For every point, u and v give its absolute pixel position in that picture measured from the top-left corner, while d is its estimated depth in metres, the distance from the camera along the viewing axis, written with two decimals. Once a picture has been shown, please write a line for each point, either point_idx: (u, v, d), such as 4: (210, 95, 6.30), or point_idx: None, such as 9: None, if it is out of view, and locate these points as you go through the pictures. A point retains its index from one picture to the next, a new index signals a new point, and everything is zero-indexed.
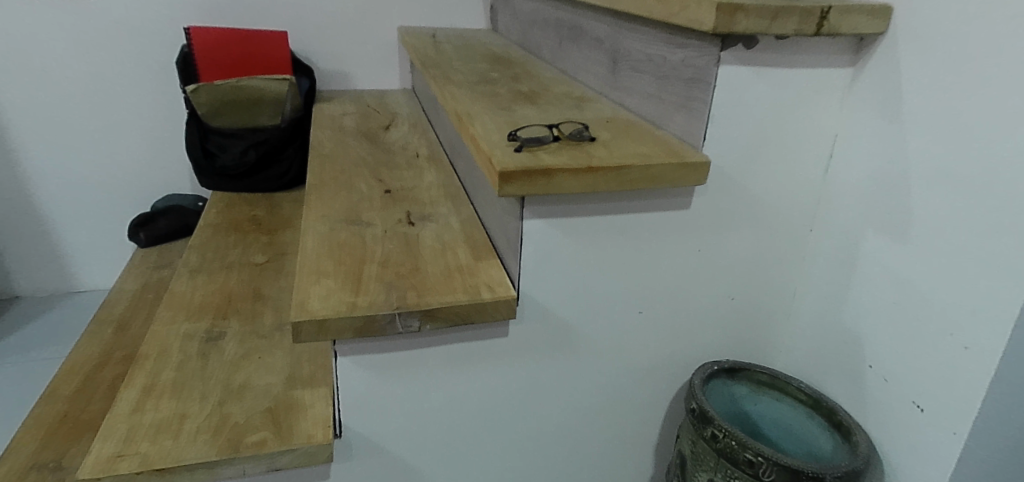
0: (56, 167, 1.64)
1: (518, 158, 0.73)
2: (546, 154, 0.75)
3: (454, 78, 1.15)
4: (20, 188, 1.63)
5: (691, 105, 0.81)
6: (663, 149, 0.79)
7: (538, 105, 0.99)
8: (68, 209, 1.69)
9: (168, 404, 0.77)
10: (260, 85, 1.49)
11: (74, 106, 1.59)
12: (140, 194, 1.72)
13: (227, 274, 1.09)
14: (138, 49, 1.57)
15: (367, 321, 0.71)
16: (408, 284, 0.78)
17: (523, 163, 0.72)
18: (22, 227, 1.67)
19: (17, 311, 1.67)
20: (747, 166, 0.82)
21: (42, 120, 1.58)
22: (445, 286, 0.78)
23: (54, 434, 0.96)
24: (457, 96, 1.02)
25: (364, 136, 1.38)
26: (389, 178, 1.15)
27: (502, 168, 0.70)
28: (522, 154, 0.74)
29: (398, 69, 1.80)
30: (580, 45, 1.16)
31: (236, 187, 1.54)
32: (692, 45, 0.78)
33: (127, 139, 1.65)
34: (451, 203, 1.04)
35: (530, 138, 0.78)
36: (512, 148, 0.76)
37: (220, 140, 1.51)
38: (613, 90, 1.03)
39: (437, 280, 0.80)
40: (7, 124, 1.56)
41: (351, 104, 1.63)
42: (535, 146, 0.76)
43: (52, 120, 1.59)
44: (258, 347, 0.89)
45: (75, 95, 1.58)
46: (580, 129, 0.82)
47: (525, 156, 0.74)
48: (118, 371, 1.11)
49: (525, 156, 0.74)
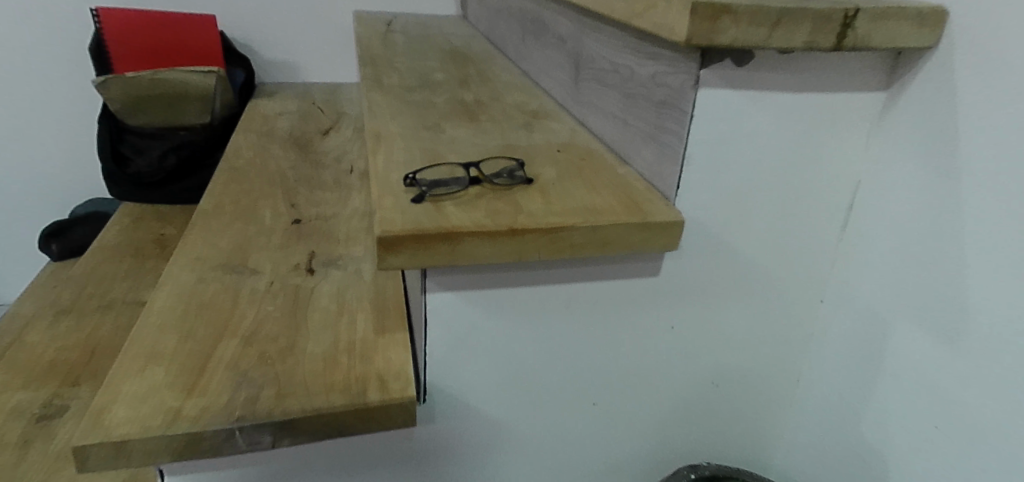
0: None
1: (413, 211, 0.53)
2: (454, 208, 0.54)
3: (387, 81, 0.94)
4: None
5: (661, 138, 0.60)
6: (621, 199, 0.58)
7: (477, 122, 0.78)
8: None
9: None
10: (182, 78, 1.25)
11: None
12: (58, 197, 1.52)
13: (102, 319, 0.90)
14: (47, 34, 1.37)
15: (190, 440, 0.51)
16: (269, 374, 0.58)
17: (416, 221, 0.51)
18: None
19: None
20: (738, 222, 0.61)
21: None
22: (319, 378, 0.58)
23: None
24: (377, 108, 0.81)
25: (294, 143, 1.17)
26: (306, 201, 0.95)
27: (380, 231, 0.49)
28: (421, 206, 0.53)
29: (353, 59, 1.58)
30: (544, 43, 0.94)
31: (153, 196, 1.35)
32: (664, 56, 0.57)
33: (43, 137, 1.47)
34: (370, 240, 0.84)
35: (439, 180, 0.57)
36: (409, 195, 0.55)
37: (137, 141, 1.31)
38: (576, 105, 0.82)
39: (313, 367, 0.59)
40: None
41: (294, 100, 1.42)
42: (441, 194, 0.55)
43: None
44: None
45: None
46: (513, 168, 0.61)
47: (425, 208, 0.53)
48: None
49: (424, 210, 0.53)
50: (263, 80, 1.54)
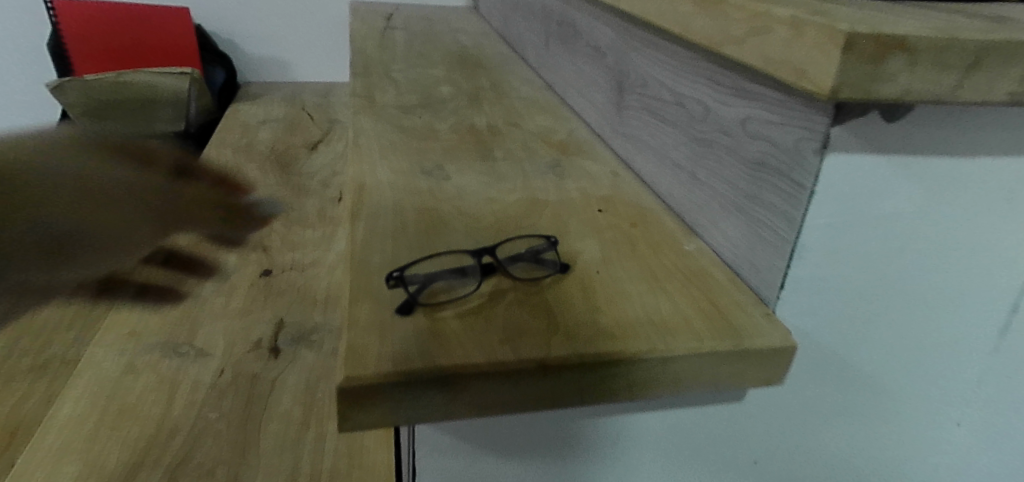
0: None
1: (397, 332, 0.35)
2: (457, 326, 0.36)
3: (381, 98, 0.77)
4: None
5: (753, 211, 0.43)
6: (697, 306, 0.40)
7: (491, 162, 0.61)
8: None
9: None
10: (151, 81, 1.10)
11: None
12: None
13: (33, 385, 0.74)
14: None
15: None
16: None
17: (398, 352, 0.34)
18: None
19: None
20: (861, 335, 0.43)
21: None
22: None
23: None
24: (364, 139, 0.64)
25: (275, 162, 1.00)
26: (282, 243, 0.78)
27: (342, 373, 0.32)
28: (409, 325, 0.36)
29: (347, 56, 1.40)
30: (574, 53, 0.76)
31: None
32: (765, 97, 0.40)
33: None
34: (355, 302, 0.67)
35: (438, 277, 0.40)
36: (393, 300, 0.38)
37: None
38: (619, 137, 0.64)
39: None
40: None
41: (280, 104, 1.24)
42: (439, 298, 0.38)
43: None
44: None
45: None
46: (542, 250, 0.43)
47: (413, 326, 0.36)
48: None
49: (411, 331, 0.36)
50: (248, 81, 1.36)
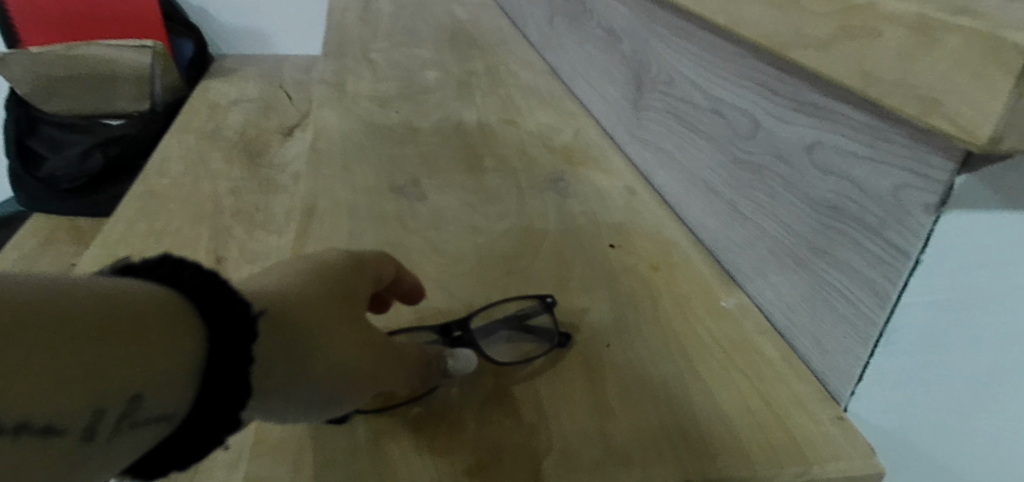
0: None
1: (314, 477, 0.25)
2: (411, 459, 0.27)
3: (354, 86, 0.65)
4: None
5: (817, 271, 0.32)
6: (743, 406, 0.30)
7: (480, 175, 0.50)
8: None
9: None
10: (107, 53, 0.98)
11: None
12: None
13: None
14: None
15: None
16: None
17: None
18: None
19: None
20: (960, 439, 0.32)
21: None
22: None
23: None
24: (326, 142, 0.53)
25: (245, 149, 0.87)
26: (229, 244, 0.64)
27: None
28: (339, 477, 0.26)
29: (322, 24, 1.29)
30: (582, 34, 0.64)
31: (58, 207, 0.95)
32: (845, 120, 0.29)
33: None
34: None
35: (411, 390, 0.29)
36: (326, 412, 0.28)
37: (57, 135, 1.01)
38: (636, 143, 0.53)
39: None
40: None
41: (256, 81, 1.10)
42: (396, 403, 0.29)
43: None
44: None
45: None
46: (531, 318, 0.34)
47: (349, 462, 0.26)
48: None
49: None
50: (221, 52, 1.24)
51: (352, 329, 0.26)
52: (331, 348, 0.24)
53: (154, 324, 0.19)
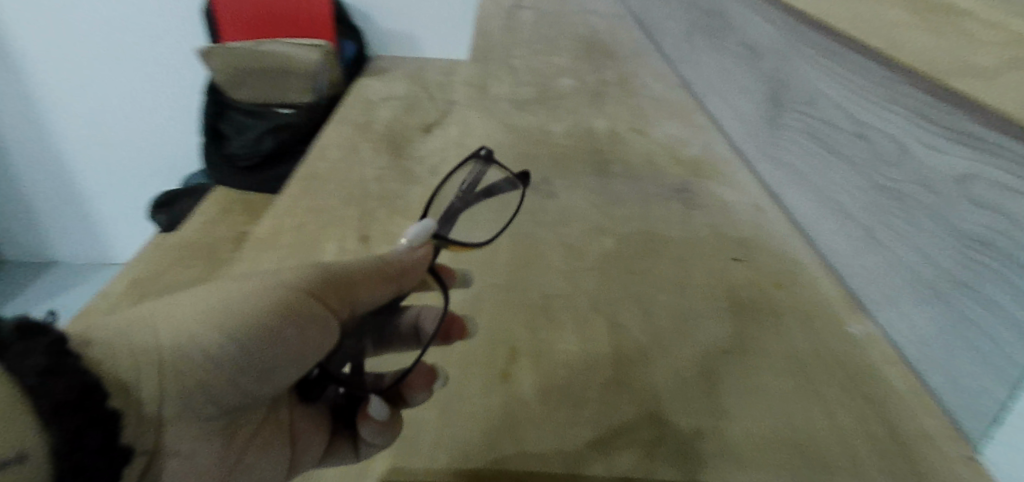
0: (57, 136, 1.27)
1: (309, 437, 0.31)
2: (537, 418, 0.30)
3: (496, 89, 0.71)
4: (13, 156, 1.28)
5: (956, 304, 0.31)
6: (865, 431, 0.30)
7: (607, 179, 0.53)
8: (70, 178, 1.32)
9: None
10: (288, 53, 1.09)
11: (73, 64, 1.18)
12: (155, 168, 1.32)
13: None
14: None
15: None
16: None
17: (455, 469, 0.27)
18: (22, 193, 1.33)
19: (15, 281, 1.37)
20: None
21: (28, 83, 1.20)
22: None
23: None
24: (470, 141, 0.58)
25: (389, 141, 0.96)
26: (376, 228, 0.73)
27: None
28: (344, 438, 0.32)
29: (466, 32, 1.38)
30: (720, 49, 0.65)
31: (243, 184, 1.13)
32: (1007, 155, 0.28)
33: (139, 108, 1.24)
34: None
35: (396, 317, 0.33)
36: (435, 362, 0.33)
37: (239, 119, 1.14)
38: (768, 161, 0.53)
39: None
40: None
41: (402, 80, 1.21)
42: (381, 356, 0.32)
43: (48, 84, 1.21)
44: None
45: (74, 51, 1.17)
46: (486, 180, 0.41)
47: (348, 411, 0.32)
48: None
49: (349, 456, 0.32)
50: (382, 53, 1.37)
51: (195, 298, 0.28)
52: (189, 312, 0.27)
53: None
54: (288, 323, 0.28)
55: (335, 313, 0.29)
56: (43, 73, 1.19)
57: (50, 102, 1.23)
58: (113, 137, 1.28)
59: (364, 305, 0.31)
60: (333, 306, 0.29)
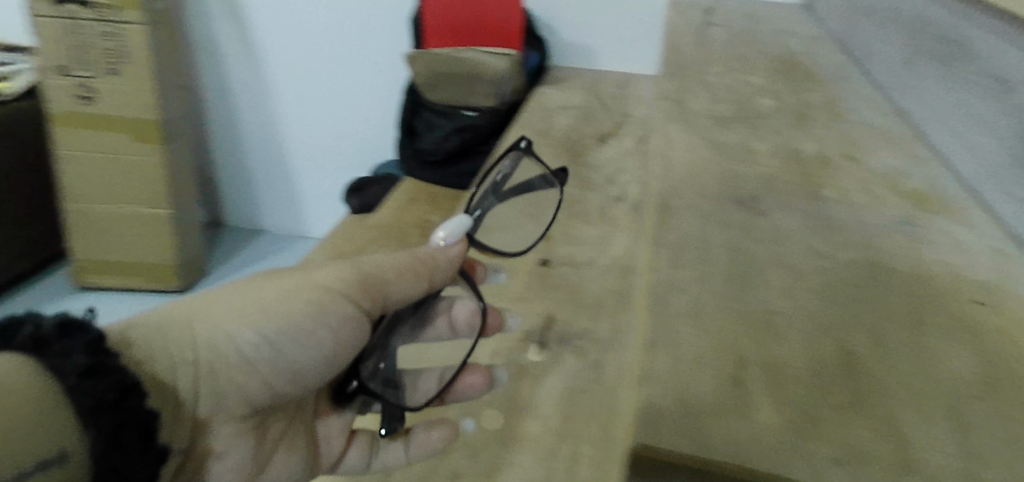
0: (278, 125, 1.47)
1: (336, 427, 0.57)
2: (776, 426, 0.30)
3: (694, 103, 0.71)
4: (243, 138, 1.50)
5: None
6: None
7: (821, 204, 0.51)
8: (284, 159, 1.51)
9: None
10: (481, 60, 1.17)
11: (302, 64, 1.38)
12: (351, 157, 1.47)
13: None
14: (375, 8, 1.27)
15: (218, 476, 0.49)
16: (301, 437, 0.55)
17: (687, 424, 0.30)
18: (246, 169, 1.54)
19: (231, 243, 1.59)
20: None
21: (265, 79, 1.41)
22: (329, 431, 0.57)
23: None
24: (674, 152, 0.59)
25: (567, 148, 1.01)
26: (559, 232, 0.77)
27: (277, 474, 0.54)
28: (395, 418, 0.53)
29: (654, 47, 1.34)
30: (955, 77, 0.60)
31: (428, 177, 1.25)
32: None
33: (347, 105, 1.41)
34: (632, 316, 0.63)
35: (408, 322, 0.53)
36: (657, 341, 0.35)
37: (430, 118, 1.25)
38: (1014, 202, 0.48)
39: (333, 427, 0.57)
40: (236, 80, 1.42)
41: (579, 91, 1.25)
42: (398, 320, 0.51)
43: (280, 81, 1.41)
44: None
45: (305, 54, 1.36)
46: (516, 171, 0.59)
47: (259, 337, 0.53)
48: None
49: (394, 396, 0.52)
50: (568, 64, 1.39)
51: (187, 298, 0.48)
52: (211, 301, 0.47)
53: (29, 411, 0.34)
54: (281, 299, 0.48)
55: (366, 311, 0.50)
56: (278, 56, 1.38)
57: (278, 96, 1.43)
58: (321, 128, 1.46)
59: (380, 305, 0.50)
60: (359, 300, 0.49)
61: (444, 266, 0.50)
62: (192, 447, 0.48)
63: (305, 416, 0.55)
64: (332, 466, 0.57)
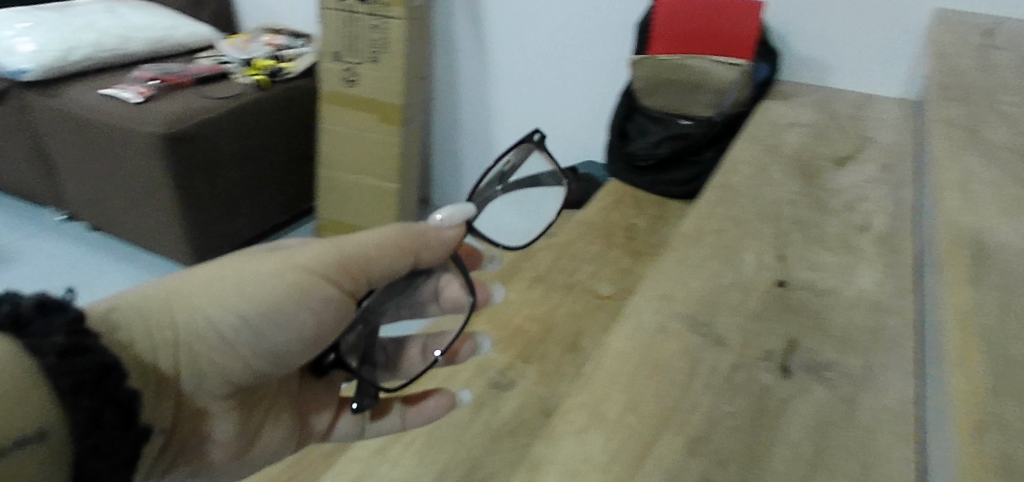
0: (494, 119, 1.59)
1: (322, 402, 0.64)
2: None
3: (992, 135, 0.63)
4: (462, 129, 1.64)
5: None
6: None
7: None
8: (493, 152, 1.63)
9: (409, 464, 0.66)
10: (707, 69, 1.15)
11: (528, 67, 1.47)
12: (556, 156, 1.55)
13: (564, 297, 0.92)
14: (607, 19, 1.32)
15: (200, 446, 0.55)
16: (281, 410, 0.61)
17: None
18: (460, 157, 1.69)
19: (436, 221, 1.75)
20: None
21: (492, 78, 1.53)
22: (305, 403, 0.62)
23: None
24: (975, 187, 0.53)
25: (800, 168, 0.94)
26: (799, 256, 0.73)
27: (265, 449, 0.59)
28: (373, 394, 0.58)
29: (908, 67, 1.21)
30: None
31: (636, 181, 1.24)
32: None
33: (563, 108, 1.48)
34: (891, 359, 0.57)
35: (385, 304, 0.56)
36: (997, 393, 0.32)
37: (644, 123, 1.24)
38: None
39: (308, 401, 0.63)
40: (467, 77, 1.56)
41: (810, 108, 1.16)
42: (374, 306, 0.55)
43: (505, 80, 1.52)
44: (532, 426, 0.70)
45: (533, 58, 1.46)
46: (523, 164, 0.68)
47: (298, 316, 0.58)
48: None
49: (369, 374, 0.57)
50: (799, 82, 1.30)
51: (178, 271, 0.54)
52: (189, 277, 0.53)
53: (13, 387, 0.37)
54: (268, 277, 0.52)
55: (349, 292, 0.53)
56: (507, 58, 1.49)
57: (500, 93, 1.54)
58: (533, 126, 1.54)
59: (365, 284, 0.54)
60: (337, 283, 0.53)
61: (434, 247, 0.54)
62: (178, 423, 0.53)
63: (290, 394, 0.61)
64: (324, 435, 0.64)
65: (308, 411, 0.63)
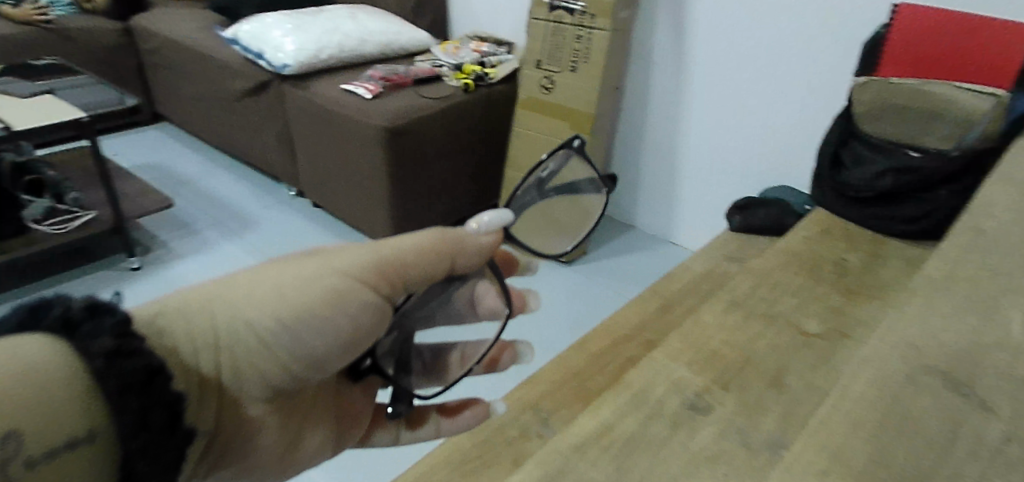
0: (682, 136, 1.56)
1: (358, 412, 0.58)
2: None
3: None
4: (647, 144, 1.64)
5: None
6: None
7: None
8: (677, 169, 1.61)
9: (604, 468, 0.67)
10: (952, 96, 1.02)
11: (727, 85, 1.43)
12: (748, 178, 1.49)
13: (765, 327, 0.87)
14: (828, 40, 1.25)
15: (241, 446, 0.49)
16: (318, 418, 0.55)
17: None
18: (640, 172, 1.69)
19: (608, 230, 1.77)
20: None
21: (686, 95, 1.51)
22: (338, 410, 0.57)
23: (562, 387, 0.98)
24: None
25: None
26: None
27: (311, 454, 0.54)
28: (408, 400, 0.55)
29: None
30: None
31: (846, 212, 1.15)
32: None
33: (762, 129, 1.42)
34: None
35: (422, 309, 0.53)
36: None
37: (863, 150, 1.13)
38: None
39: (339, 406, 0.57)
40: (658, 93, 1.55)
41: None
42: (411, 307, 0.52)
43: (699, 97, 1.49)
44: (733, 456, 0.67)
45: (733, 77, 1.41)
46: (561, 172, 0.68)
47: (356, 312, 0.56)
48: (638, 351, 1.04)
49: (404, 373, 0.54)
50: None
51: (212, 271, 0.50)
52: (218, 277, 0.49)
53: (46, 386, 0.33)
54: (307, 275, 0.49)
55: (386, 296, 0.50)
56: (704, 75, 1.46)
57: (692, 110, 1.51)
58: (725, 146, 1.49)
59: (401, 288, 0.51)
60: (376, 282, 0.49)
61: (471, 253, 0.51)
62: (220, 427, 0.47)
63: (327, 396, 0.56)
64: (359, 444, 0.59)
65: (347, 422, 0.57)
